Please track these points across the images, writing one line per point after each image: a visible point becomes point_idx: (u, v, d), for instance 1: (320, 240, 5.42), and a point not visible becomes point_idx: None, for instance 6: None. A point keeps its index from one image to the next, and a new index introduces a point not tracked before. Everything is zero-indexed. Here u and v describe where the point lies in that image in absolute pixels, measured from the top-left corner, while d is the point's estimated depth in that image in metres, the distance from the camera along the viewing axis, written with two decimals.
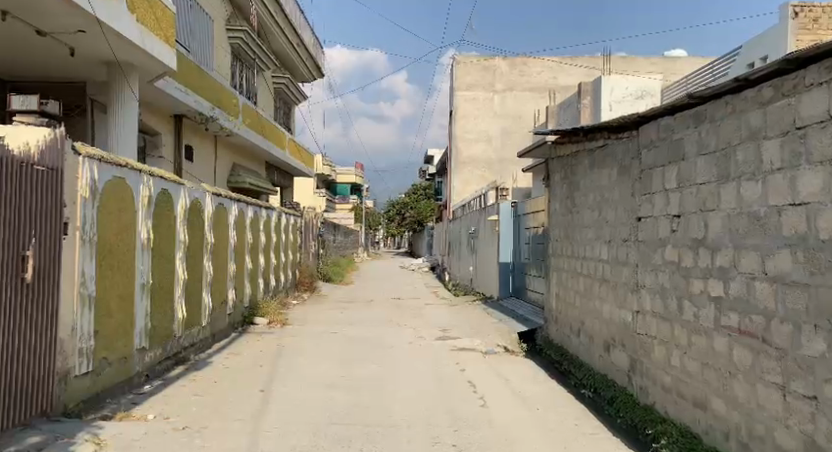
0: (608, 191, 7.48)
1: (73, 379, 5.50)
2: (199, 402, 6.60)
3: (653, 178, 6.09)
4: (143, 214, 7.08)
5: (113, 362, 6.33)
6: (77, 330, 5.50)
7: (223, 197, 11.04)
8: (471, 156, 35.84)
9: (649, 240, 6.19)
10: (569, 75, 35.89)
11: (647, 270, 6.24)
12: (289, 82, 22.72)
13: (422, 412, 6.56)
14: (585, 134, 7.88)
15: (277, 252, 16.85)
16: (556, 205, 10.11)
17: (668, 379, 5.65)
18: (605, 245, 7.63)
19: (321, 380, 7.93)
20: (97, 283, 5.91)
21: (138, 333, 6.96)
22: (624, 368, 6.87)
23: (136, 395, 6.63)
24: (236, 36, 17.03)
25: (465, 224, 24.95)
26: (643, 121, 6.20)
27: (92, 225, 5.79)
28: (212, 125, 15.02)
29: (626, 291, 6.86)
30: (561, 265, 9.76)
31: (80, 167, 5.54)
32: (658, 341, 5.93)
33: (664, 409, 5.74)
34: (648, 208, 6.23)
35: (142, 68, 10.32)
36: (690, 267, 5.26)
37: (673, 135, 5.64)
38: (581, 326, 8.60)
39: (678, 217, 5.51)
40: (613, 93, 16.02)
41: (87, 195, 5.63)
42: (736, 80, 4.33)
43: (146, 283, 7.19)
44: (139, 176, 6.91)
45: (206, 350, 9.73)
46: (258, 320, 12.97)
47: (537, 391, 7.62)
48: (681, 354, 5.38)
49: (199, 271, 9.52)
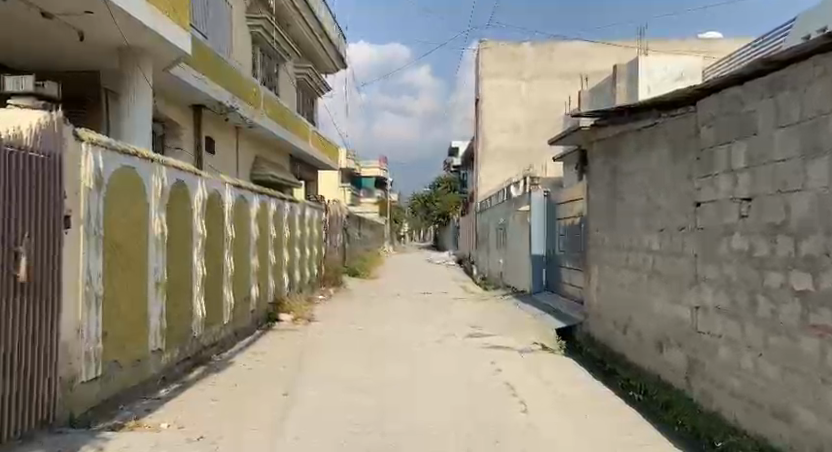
0: (659, 175, 6.85)
1: (79, 386, 5.01)
2: (214, 409, 6.10)
3: (716, 158, 5.47)
4: (156, 208, 6.60)
5: (124, 366, 5.84)
6: (83, 332, 5.02)
7: (244, 190, 10.56)
8: (497, 145, 35.18)
9: (711, 227, 5.57)
10: (599, 59, 34.88)
11: (709, 261, 5.62)
12: (311, 72, 22.28)
13: (457, 419, 6.00)
14: (631, 114, 7.26)
15: (301, 247, 16.45)
16: (596, 192, 9.46)
17: (738, 383, 5.04)
18: (656, 234, 7.00)
19: (348, 382, 7.46)
20: (104, 282, 5.43)
21: (152, 334, 6.49)
22: (681, 370, 6.26)
23: (152, 401, 6.16)
24: (256, 25, 16.61)
25: (493, 216, 24.33)
26: (703, 94, 5.57)
27: (98, 219, 5.31)
28: (233, 115, 14.60)
29: (682, 285, 6.24)
30: (603, 256, 9.14)
31: (83, 156, 5.06)
32: (724, 340, 5.30)
33: (733, 417, 5.12)
34: (709, 191, 5.61)
35: (155, 53, 9.89)
36: (765, 257, 4.64)
37: (742, 107, 5.01)
38: (628, 322, 7.98)
39: (749, 200, 4.88)
40: (651, 73, 15.30)
41: (91, 186, 5.15)
42: (827, 35, 3.69)
43: (160, 280, 6.73)
44: (151, 165, 6.44)
45: (228, 349, 9.32)
46: (283, 318, 12.57)
47: (581, 394, 7.04)
48: (755, 356, 4.78)
49: (220, 269, 9.09)
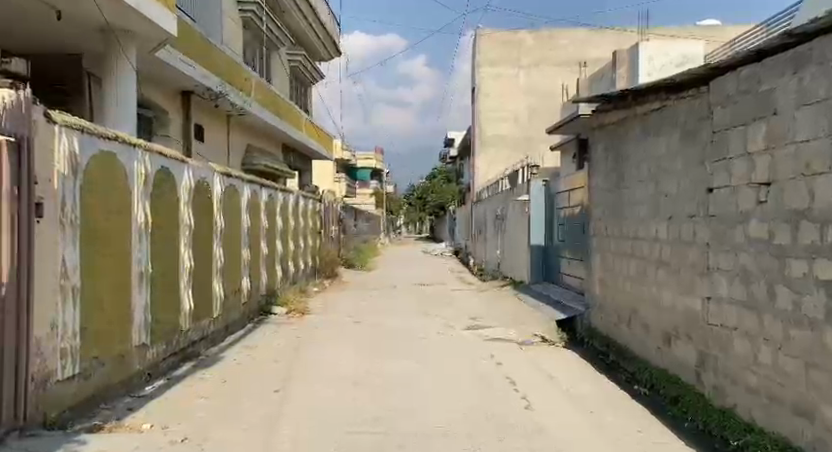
0: (667, 160, 6.56)
1: (54, 386, 4.68)
2: (202, 407, 5.81)
3: (730, 140, 5.19)
4: (140, 193, 6.28)
5: (106, 362, 5.54)
6: (59, 327, 4.71)
7: (235, 179, 10.24)
8: (495, 135, 34.87)
9: (724, 215, 5.30)
10: (598, 47, 34.54)
11: (722, 250, 5.33)
12: (305, 59, 21.89)
13: (458, 417, 5.71)
14: (636, 97, 6.98)
15: (295, 237, 16.11)
16: (598, 179, 9.17)
17: (754, 379, 4.76)
18: (664, 222, 6.72)
19: (344, 378, 7.19)
20: (83, 274, 5.12)
21: (137, 328, 6.20)
22: (691, 364, 5.98)
23: (135, 399, 5.85)
24: (248, 10, 16.24)
25: (490, 206, 24.03)
26: (718, 74, 5.27)
27: (75, 207, 4.99)
28: (223, 101, 14.22)
29: (692, 275, 5.96)
30: (606, 246, 8.86)
31: (55, 138, 4.72)
32: (739, 333, 5.01)
33: (748, 414, 4.84)
34: (723, 176, 5.33)
35: (140, 35, 9.56)
36: (786, 245, 4.35)
37: (761, 86, 4.73)
38: (634, 315, 7.70)
39: (769, 184, 4.60)
40: (653, 60, 15.19)
41: (66, 171, 4.84)
42: None
43: (145, 272, 6.42)
44: (133, 150, 6.13)
45: (218, 344, 9.01)
46: (276, 311, 12.25)
47: (586, 389, 6.78)
48: (774, 351, 4.50)
49: (209, 259, 8.77)
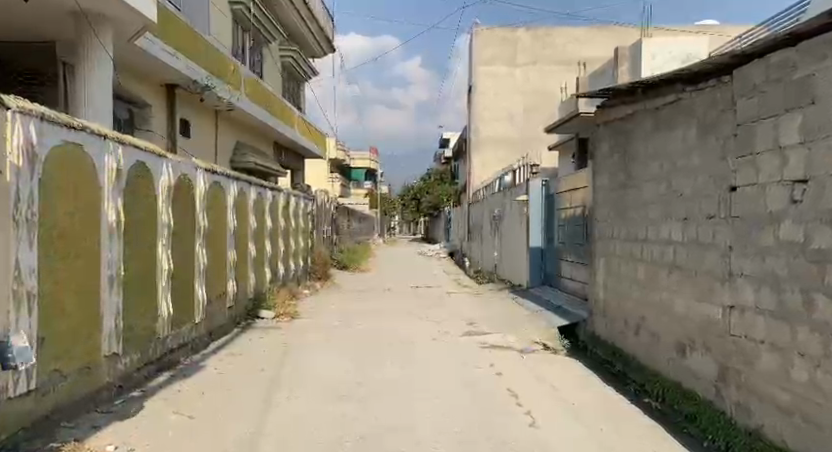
0: (683, 157, 6.08)
1: (5, 404, 4.17)
2: (177, 422, 5.33)
3: (757, 134, 4.73)
4: (111, 190, 5.77)
5: (68, 375, 5.03)
6: (12, 336, 4.20)
7: (220, 176, 9.74)
8: (491, 134, 34.41)
9: (750, 215, 4.83)
10: (596, 47, 34.17)
11: (746, 254, 4.87)
12: (297, 55, 21.45)
13: (456, 431, 5.24)
14: (647, 89, 6.50)
15: (285, 237, 15.61)
16: (603, 178, 8.68)
17: (785, 397, 4.30)
18: (677, 224, 6.25)
19: (330, 387, 6.73)
20: (42, 278, 4.61)
21: (107, 335, 5.70)
22: (708, 378, 5.51)
23: (104, 415, 5.34)
24: (237, 2, 15.82)
25: (486, 207, 23.53)
26: (743, 62, 4.82)
27: (32, 202, 4.48)
28: (210, 96, 13.70)
29: (711, 281, 5.49)
30: (610, 249, 8.40)
31: (9, 126, 4.21)
32: (767, 346, 4.56)
33: (778, 435, 4.38)
34: (748, 173, 4.87)
35: (116, 19, 9.10)
36: (827, 249, 3.90)
37: (795, 72, 4.27)
38: (641, 322, 7.24)
39: (804, 182, 4.14)
40: (655, 56, 14.80)
41: (22, 164, 4.35)
42: None
43: (116, 275, 5.90)
44: (104, 142, 5.63)
45: (201, 351, 8.51)
46: (264, 315, 11.71)
47: (591, 401, 6.32)
48: (812, 368, 4.02)
49: (191, 261, 8.25)
